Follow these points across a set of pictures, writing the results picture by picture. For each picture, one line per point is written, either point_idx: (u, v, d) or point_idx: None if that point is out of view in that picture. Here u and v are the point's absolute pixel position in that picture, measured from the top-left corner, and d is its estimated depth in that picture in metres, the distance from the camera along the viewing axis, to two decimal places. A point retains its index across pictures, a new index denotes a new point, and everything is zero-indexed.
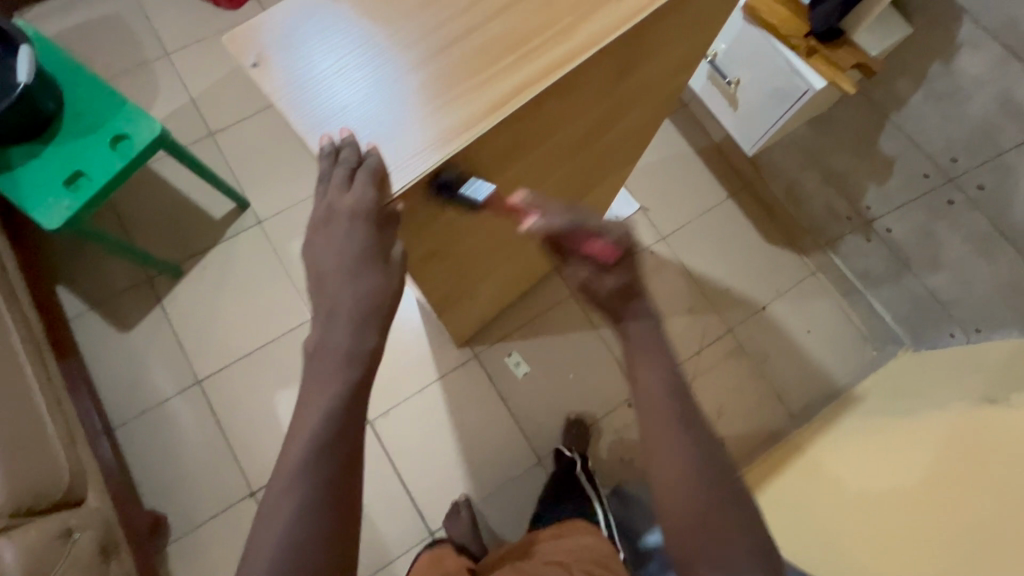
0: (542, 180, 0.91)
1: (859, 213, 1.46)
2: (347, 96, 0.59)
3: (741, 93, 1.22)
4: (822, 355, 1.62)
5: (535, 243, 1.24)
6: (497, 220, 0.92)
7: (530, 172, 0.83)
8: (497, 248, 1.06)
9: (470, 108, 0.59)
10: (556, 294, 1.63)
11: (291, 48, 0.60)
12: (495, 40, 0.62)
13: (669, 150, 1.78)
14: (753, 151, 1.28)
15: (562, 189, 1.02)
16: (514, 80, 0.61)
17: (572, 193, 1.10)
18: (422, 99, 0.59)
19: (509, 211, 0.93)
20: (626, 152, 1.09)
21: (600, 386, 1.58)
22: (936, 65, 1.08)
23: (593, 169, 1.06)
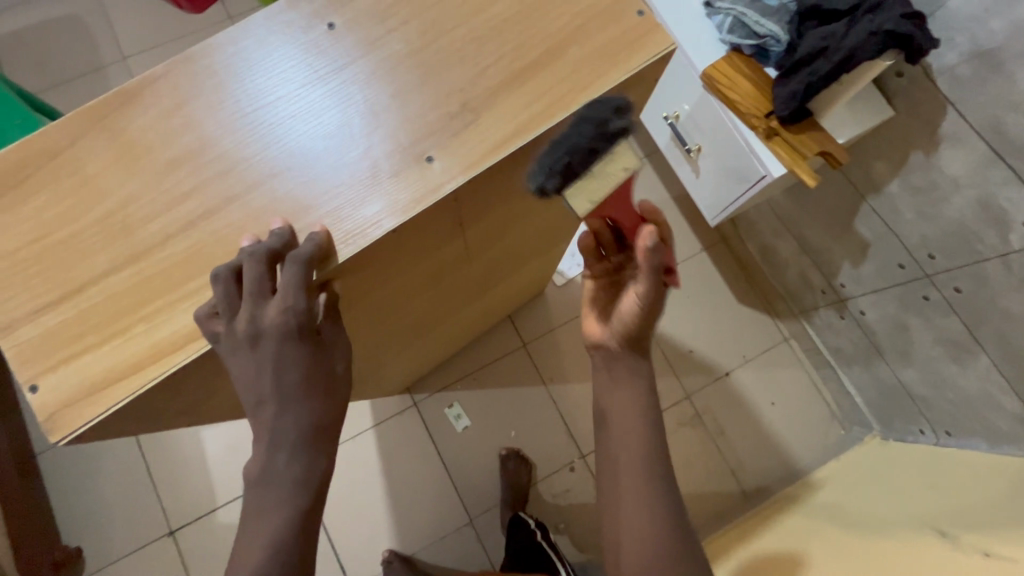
0: (429, 293, 0.78)
1: (833, 289, 1.34)
2: (209, 196, 0.45)
3: (702, 161, 1.10)
4: (785, 431, 1.52)
5: (460, 318, 1.13)
6: (377, 329, 0.80)
7: (397, 298, 0.69)
8: (399, 338, 0.95)
9: (347, 230, 0.45)
10: (506, 344, 1.55)
11: (21, 205, 0.44)
12: (332, 174, 0.46)
13: (643, 195, 1.66)
14: (715, 223, 1.16)
15: (468, 286, 0.89)
16: (400, 191, 0.45)
17: (487, 283, 0.96)
18: (298, 210, 0.45)
19: (392, 319, 0.80)
20: (550, 242, 0.96)
21: (544, 446, 1.50)
22: (917, 154, 0.96)
23: (509, 262, 0.92)
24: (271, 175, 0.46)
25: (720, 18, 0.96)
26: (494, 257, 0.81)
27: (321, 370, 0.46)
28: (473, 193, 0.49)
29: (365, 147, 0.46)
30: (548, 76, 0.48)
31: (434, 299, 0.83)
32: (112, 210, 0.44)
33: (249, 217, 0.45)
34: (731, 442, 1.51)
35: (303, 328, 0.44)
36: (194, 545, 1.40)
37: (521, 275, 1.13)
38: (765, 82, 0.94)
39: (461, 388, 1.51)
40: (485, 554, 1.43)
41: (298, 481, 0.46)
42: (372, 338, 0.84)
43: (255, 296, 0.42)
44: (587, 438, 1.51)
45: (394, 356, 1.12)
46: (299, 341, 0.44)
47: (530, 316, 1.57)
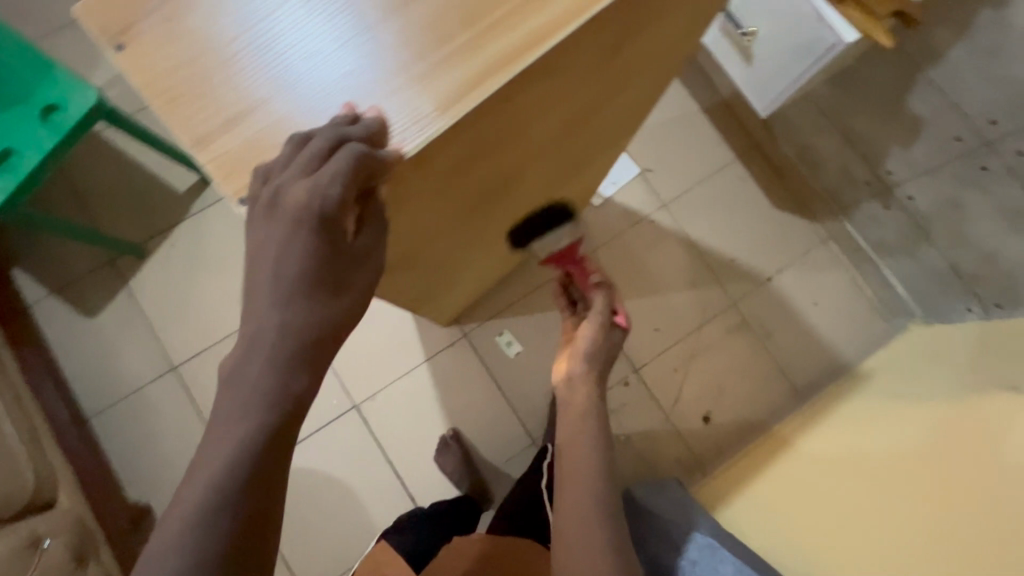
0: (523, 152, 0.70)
1: (878, 179, 1.34)
2: (298, 35, 0.50)
3: (758, 45, 1.07)
4: (829, 328, 1.55)
5: (524, 217, 1.07)
6: (465, 203, 0.72)
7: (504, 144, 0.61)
8: (476, 228, 0.89)
9: (440, 74, 0.49)
10: (549, 270, 1.53)
11: (165, 25, 0.51)
12: (416, 47, 0.50)
13: (671, 108, 1.63)
14: (768, 113, 1.14)
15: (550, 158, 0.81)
16: (501, 41, 0.50)
17: (560, 161, 0.88)
18: (383, 48, 0.50)
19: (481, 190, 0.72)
20: (622, 111, 0.88)
21: (597, 363, 1.51)
22: (984, 11, 0.95)
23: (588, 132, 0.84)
24: (355, 46, 0.50)
25: None
26: (570, 142, 0.82)
27: (337, 269, 0.48)
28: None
29: (471, 9, 0.51)
30: None
31: (511, 191, 0.84)
32: (220, 49, 0.50)
33: (334, 81, 0.49)
34: (778, 345, 1.54)
35: (326, 222, 0.45)
36: None
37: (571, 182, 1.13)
38: None
39: (510, 315, 1.51)
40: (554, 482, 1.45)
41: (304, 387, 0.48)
42: (458, 216, 0.76)
43: (298, 167, 0.44)
44: (637, 353, 1.52)
45: (461, 270, 1.09)
46: (314, 233, 0.45)
47: (570, 239, 1.56)
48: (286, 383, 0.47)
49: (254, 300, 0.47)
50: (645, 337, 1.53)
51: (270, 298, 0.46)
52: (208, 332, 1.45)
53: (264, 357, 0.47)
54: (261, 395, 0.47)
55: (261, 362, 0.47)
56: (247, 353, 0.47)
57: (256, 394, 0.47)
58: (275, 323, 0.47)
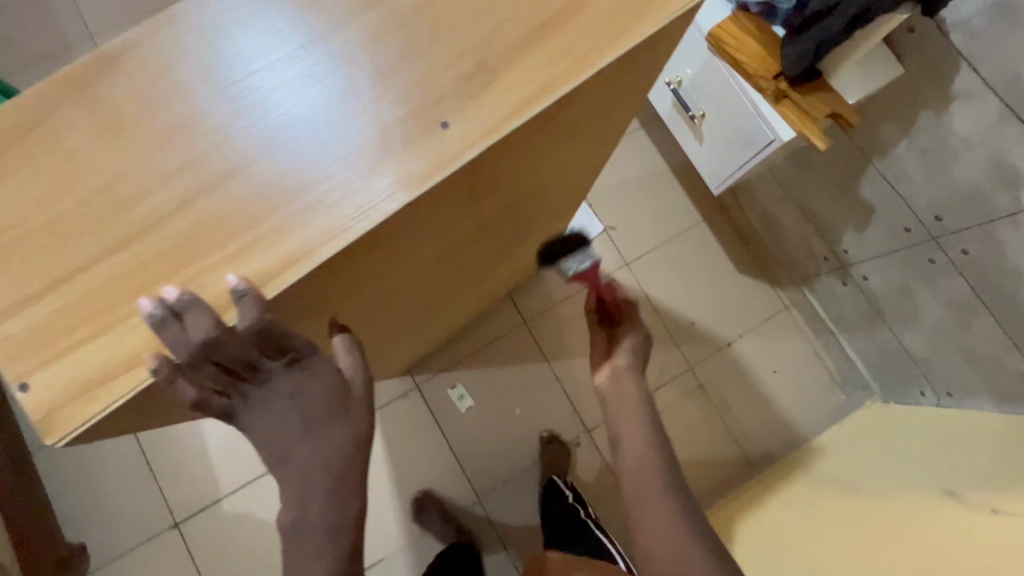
0: (451, 268, 0.70)
1: (836, 255, 1.33)
2: (236, 116, 0.37)
3: (706, 128, 1.07)
4: (787, 398, 1.53)
5: (474, 290, 1.06)
6: (394, 308, 0.73)
7: (412, 277, 0.61)
8: (422, 311, 0.89)
9: (397, 162, 0.37)
10: (507, 323, 1.53)
11: None
12: (372, 130, 0.38)
13: (639, 167, 1.63)
14: (718, 192, 1.14)
15: (489, 257, 0.81)
16: (467, 114, 0.38)
17: (506, 252, 0.88)
18: (332, 130, 0.37)
19: (408, 298, 0.72)
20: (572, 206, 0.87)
21: (548, 422, 1.50)
22: (927, 114, 0.94)
23: (531, 229, 0.83)
24: (308, 130, 0.37)
25: None
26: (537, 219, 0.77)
27: (337, 395, 0.48)
28: (486, 164, 0.41)
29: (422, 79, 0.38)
30: (568, 32, 0.40)
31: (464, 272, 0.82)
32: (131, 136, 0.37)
33: (262, 196, 0.36)
34: (733, 413, 1.52)
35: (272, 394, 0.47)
36: (202, 537, 1.38)
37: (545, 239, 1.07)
38: (772, 41, 0.90)
39: (463, 369, 1.50)
40: (505, 548, 1.42)
41: (333, 522, 0.49)
42: (391, 316, 0.76)
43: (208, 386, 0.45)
44: (590, 413, 1.51)
45: (404, 340, 1.08)
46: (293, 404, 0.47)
47: (529, 293, 1.55)
48: (332, 508, 0.48)
49: (294, 458, 0.47)
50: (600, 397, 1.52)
51: (295, 447, 0.47)
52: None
53: (323, 496, 0.48)
54: (318, 520, 0.48)
55: (320, 491, 0.48)
56: (301, 497, 0.48)
57: (308, 521, 0.48)
58: (307, 462, 0.47)
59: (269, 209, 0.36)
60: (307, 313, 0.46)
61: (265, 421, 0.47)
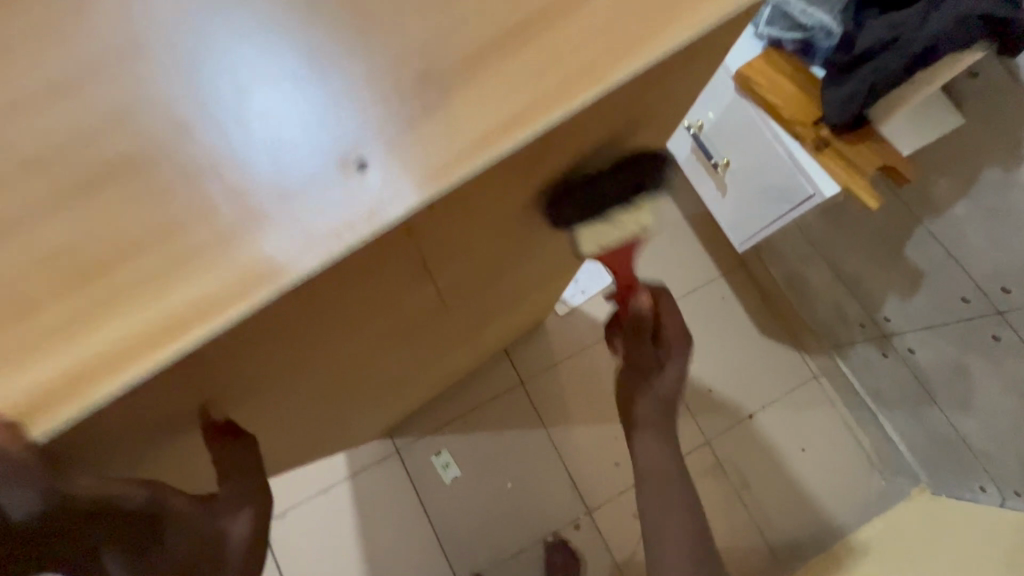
0: (404, 341, 0.56)
1: (874, 323, 1.18)
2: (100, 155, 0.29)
3: (731, 178, 0.94)
4: (817, 482, 1.33)
5: (455, 353, 0.92)
6: (337, 387, 0.58)
7: (348, 360, 0.48)
8: (385, 381, 0.74)
9: (307, 220, 0.28)
10: (501, 382, 1.37)
11: None
12: (276, 177, 0.29)
13: (652, 218, 1.51)
14: (744, 250, 1.00)
15: (460, 323, 0.67)
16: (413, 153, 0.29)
17: (484, 316, 0.74)
18: (224, 176, 0.29)
19: (353, 376, 0.58)
20: (563, 261, 0.73)
21: (542, 499, 1.31)
22: (993, 172, 0.81)
23: (512, 291, 0.70)
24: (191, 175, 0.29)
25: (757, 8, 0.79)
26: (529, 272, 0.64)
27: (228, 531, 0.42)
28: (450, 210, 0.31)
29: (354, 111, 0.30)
30: (568, 44, 0.31)
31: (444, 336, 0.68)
32: None
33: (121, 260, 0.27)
34: (755, 497, 1.33)
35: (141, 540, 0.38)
36: None
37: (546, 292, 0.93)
38: (811, 84, 0.78)
39: (450, 432, 1.33)
40: None
41: None
42: (336, 395, 0.62)
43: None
44: (591, 491, 1.32)
45: (377, 408, 0.93)
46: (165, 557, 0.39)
47: (528, 349, 1.40)
48: None
49: None
50: (603, 472, 1.33)
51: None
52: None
53: None
54: None
55: None
56: None
57: None
58: None
59: (192, 202, 0.28)
60: (178, 408, 0.35)
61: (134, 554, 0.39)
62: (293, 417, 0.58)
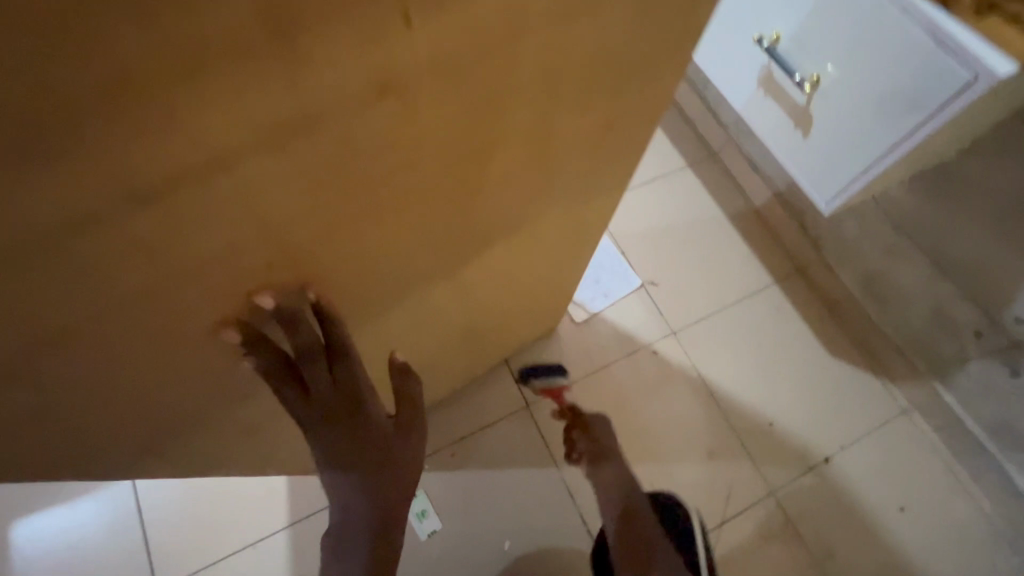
0: (301, 156, 0.28)
1: (999, 329, 0.90)
2: None
3: (820, 100, 0.71)
4: (924, 553, 0.99)
5: (430, 315, 0.62)
6: (170, 255, 0.29)
7: (149, 134, 0.22)
8: (308, 321, 0.45)
9: None
10: (499, 402, 1.05)
11: None
12: None
13: (686, 211, 1.25)
14: (831, 205, 0.77)
15: (425, 195, 0.39)
16: None
17: (470, 216, 0.46)
18: None
19: (207, 234, 0.29)
20: (599, 140, 0.47)
21: (552, 566, 0.96)
22: None
23: (519, 162, 0.42)
24: None
25: None
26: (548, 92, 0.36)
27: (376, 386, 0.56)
28: None
29: None
30: None
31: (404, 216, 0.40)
32: None
33: None
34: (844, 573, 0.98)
35: (322, 395, 0.50)
36: None
37: (563, 238, 0.65)
38: None
39: (428, 467, 1.00)
40: None
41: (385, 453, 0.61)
42: (183, 289, 0.33)
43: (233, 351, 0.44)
44: None
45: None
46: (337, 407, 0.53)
47: (534, 361, 1.09)
48: None
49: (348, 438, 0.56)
50: None
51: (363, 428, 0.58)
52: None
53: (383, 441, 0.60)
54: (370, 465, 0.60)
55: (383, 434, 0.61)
56: None
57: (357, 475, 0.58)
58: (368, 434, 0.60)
59: None
60: None
61: (322, 428, 0.51)
62: (71, 310, 0.29)
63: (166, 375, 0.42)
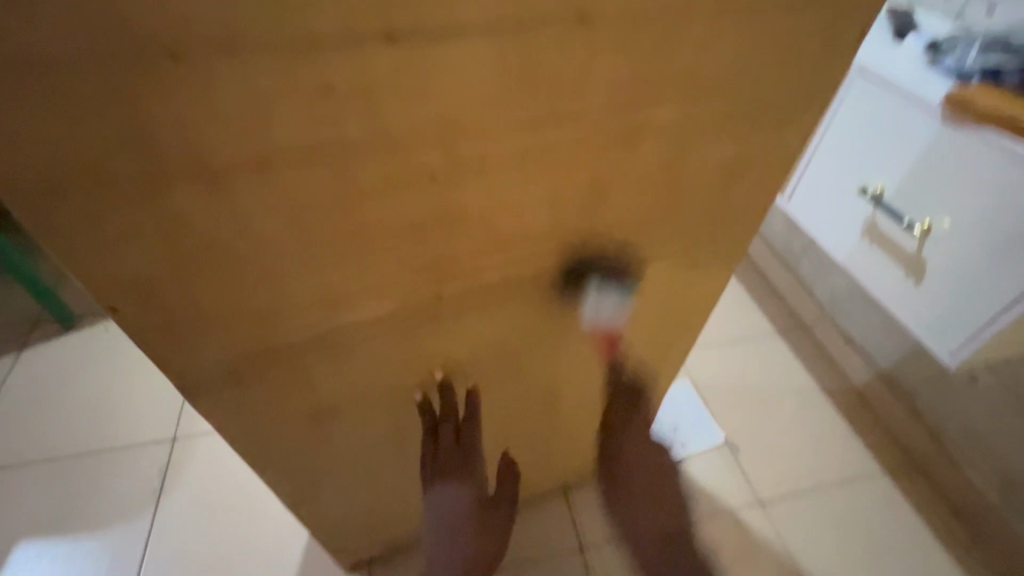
0: (462, 71, 0.29)
1: None
2: None
3: (931, 246, 0.71)
4: None
5: (503, 374, 0.58)
6: (322, 162, 0.31)
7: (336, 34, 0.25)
8: (412, 309, 0.43)
9: None
10: (552, 536, 0.91)
11: None
12: None
13: (775, 376, 1.15)
14: (956, 358, 0.71)
15: (547, 181, 0.38)
16: None
17: (580, 240, 0.45)
18: None
19: (353, 143, 0.30)
20: (712, 195, 0.47)
21: None
22: None
23: (637, 191, 0.43)
24: None
25: (957, 54, 0.71)
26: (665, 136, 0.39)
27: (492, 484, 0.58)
28: None
29: None
30: None
31: (535, 213, 0.41)
32: None
33: None
34: None
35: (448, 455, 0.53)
36: None
37: (663, 325, 0.63)
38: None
39: None
40: None
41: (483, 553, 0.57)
42: (328, 250, 0.36)
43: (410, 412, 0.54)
44: None
45: (372, 446, 0.58)
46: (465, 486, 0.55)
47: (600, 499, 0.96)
48: None
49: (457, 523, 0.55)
50: None
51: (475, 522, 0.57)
52: (59, 424, 1.02)
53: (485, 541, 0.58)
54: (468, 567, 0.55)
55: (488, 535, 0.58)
56: None
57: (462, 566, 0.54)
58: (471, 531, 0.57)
59: None
60: None
61: (441, 483, 0.53)
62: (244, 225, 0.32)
63: (260, 342, 0.40)
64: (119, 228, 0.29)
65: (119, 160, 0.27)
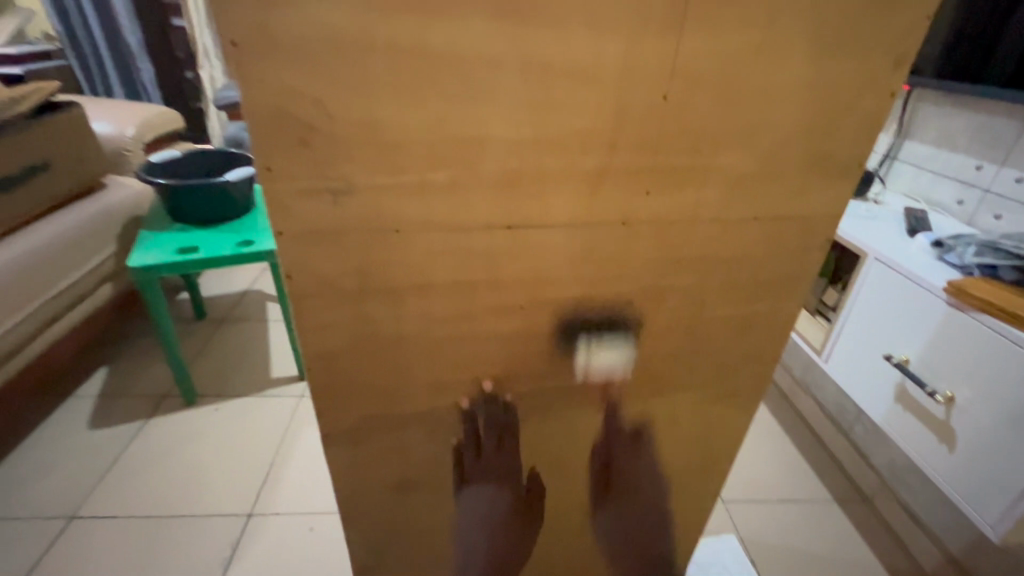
0: (550, 245, 0.47)
1: None
2: None
3: (957, 414, 0.77)
4: None
5: (549, 476, 0.67)
6: (456, 291, 0.48)
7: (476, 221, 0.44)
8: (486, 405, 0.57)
9: None
10: None
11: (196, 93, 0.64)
12: None
13: (835, 544, 1.09)
14: (1001, 532, 0.71)
15: (596, 318, 0.54)
16: None
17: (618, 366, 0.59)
18: None
19: (477, 282, 0.48)
20: (727, 343, 0.60)
21: None
22: None
23: (665, 333, 0.57)
24: None
25: (959, 252, 0.84)
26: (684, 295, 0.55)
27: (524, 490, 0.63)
28: None
29: None
30: None
31: (585, 341, 0.56)
32: None
33: None
34: None
35: (489, 459, 0.59)
36: None
37: (695, 456, 0.71)
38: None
39: None
40: None
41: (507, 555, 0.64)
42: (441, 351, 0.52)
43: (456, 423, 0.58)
44: None
45: (429, 526, 0.67)
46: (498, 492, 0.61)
47: None
48: None
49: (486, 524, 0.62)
50: None
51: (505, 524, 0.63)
52: (164, 485, 1.18)
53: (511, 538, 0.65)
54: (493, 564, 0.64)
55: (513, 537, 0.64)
56: None
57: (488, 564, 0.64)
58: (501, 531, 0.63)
59: None
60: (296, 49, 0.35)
61: (475, 485, 0.60)
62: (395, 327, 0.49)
63: (379, 408, 0.54)
64: (324, 320, 0.47)
65: (339, 281, 0.45)
